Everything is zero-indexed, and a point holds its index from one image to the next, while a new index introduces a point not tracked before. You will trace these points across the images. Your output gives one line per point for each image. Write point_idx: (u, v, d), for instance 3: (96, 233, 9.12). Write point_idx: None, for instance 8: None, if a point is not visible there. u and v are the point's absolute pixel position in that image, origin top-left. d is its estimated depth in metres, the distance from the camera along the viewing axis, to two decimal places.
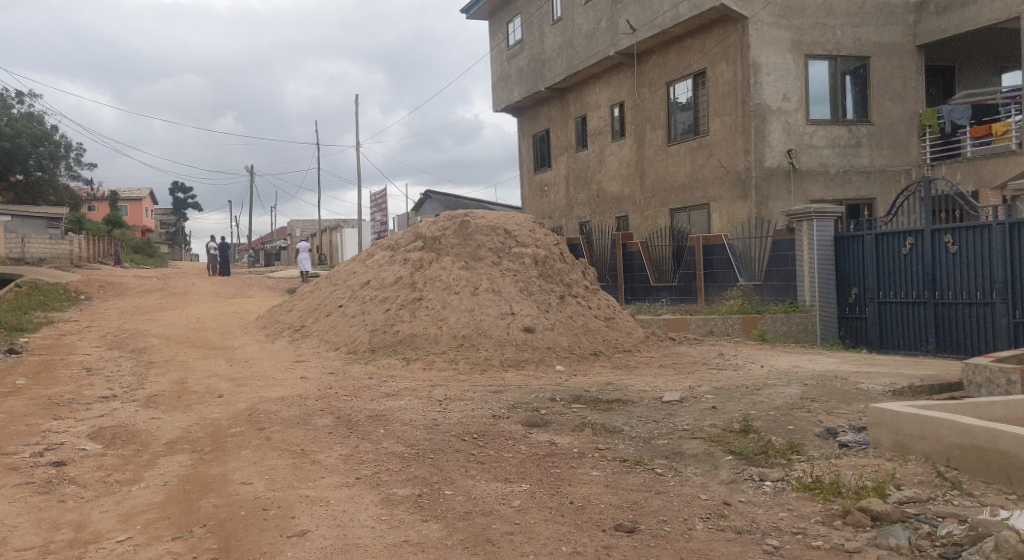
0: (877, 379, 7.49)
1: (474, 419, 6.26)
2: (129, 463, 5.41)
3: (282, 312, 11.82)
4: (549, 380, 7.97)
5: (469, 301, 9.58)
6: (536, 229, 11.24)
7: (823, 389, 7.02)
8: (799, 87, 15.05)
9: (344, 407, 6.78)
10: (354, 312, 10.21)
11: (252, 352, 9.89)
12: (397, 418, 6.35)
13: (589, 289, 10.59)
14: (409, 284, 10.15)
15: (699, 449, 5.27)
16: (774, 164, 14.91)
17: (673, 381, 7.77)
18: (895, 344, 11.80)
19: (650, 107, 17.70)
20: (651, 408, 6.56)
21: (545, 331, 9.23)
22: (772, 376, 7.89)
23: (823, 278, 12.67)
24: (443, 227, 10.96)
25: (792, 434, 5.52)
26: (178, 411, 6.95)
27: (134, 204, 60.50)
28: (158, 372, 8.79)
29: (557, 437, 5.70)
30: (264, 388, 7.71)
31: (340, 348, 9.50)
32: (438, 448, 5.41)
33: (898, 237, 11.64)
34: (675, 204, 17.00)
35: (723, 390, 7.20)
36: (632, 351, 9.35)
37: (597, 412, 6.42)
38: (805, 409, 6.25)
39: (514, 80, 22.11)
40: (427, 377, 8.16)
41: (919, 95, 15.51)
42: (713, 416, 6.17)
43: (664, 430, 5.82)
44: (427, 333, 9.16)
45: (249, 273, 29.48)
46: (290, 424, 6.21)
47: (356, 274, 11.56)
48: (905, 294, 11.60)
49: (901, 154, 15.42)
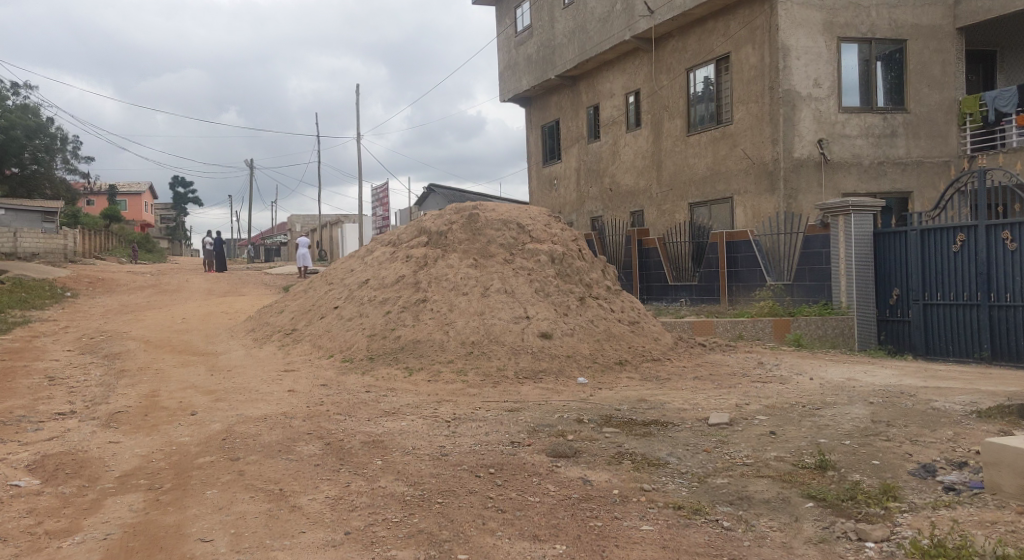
0: (952, 396, 6.45)
1: (488, 447, 5.25)
2: (68, 506, 4.41)
3: (272, 315, 10.81)
4: (571, 395, 6.94)
5: (479, 303, 8.57)
6: (551, 223, 10.22)
7: (896, 410, 5.97)
8: (831, 72, 14.02)
9: (335, 429, 5.78)
10: (350, 315, 9.22)
11: (237, 360, 8.88)
12: (397, 445, 5.35)
13: (610, 289, 9.57)
14: (412, 284, 9.15)
15: (769, 493, 4.25)
16: (804, 154, 13.90)
17: (716, 398, 6.75)
18: (943, 351, 10.72)
19: (668, 94, 16.66)
20: (699, 434, 5.53)
21: (564, 338, 8.24)
22: (827, 392, 6.86)
23: (861, 278, 11.64)
24: (449, 221, 9.95)
25: (881, 472, 4.48)
26: (141, 433, 5.94)
27: (135, 199, 59.50)
28: (129, 383, 7.80)
29: (591, 473, 4.70)
30: (246, 404, 6.71)
31: (334, 356, 8.51)
32: (447, 488, 4.42)
33: (947, 233, 10.59)
34: (695, 197, 15.97)
35: (777, 411, 6.18)
36: (661, 360, 8.33)
37: (633, 439, 5.42)
38: (883, 437, 5.23)
39: (522, 69, 21.05)
40: (433, 391, 7.15)
41: (958, 81, 14.42)
42: (775, 446, 5.14)
43: (720, 464, 4.81)
44: (433, 339, 8.17)
45: (247, 269, 28.48)
46: (270, 453, 5.22)
47: (354, 272, 10.54)
48: (955, 295, 10.54)
49: (940, 145, 14.34)
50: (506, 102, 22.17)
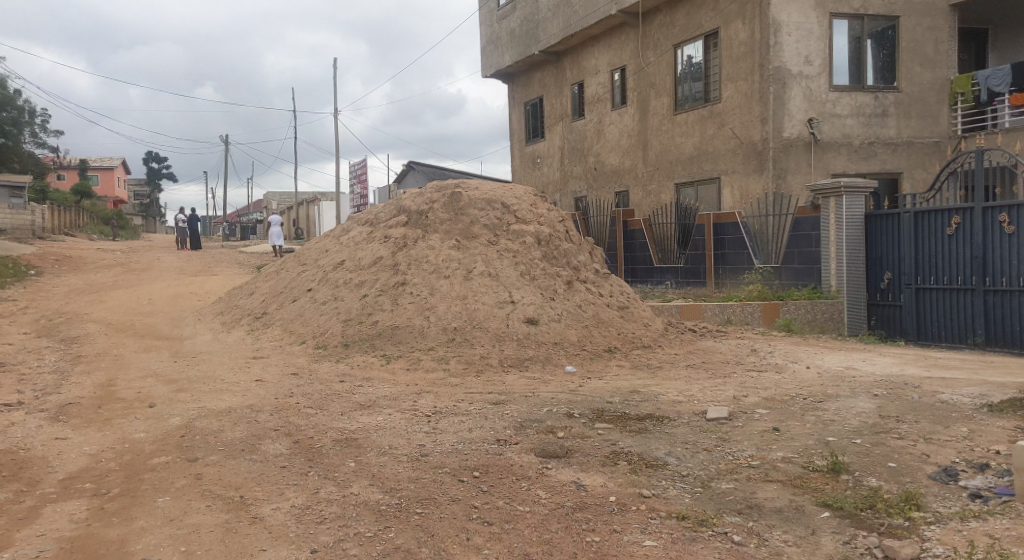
0: (960, 388, 6.11)
1: (472, 446, 4.84)
2: (1, 516, 3.94)
3: (243, 297, 10.27)
4: (558, 386, 6.54)
5: (461, 288, 8.12)
6: (536, 203, 9.75)
7: (904, 404, 5.62)
8: (822, 49, 13.61)
9: (305, 425, 5.33)
10: (324, 298, 8.74)
11: (203, 345, 8.37)
12: (371, 444, 4.91)
13: (599, 272, 9.15)
14: (391, 266, 8.67)
15: (781, 502, 3.88)
16: (794, 134, 13.55)
17: (712, 389, 6.36)
18: (936, 336, 10.44)
19: (654, 71, 16.19)
20: (697, 431, 5.15)
21: (551, 324, 7.83)
22: (828, 383, 6.50)
23: (853, 262, 11.33)
24: (430, 199, 9.44)
25: (899, 476, 4.13)
26: (92, 428, 5.45)
27: (106, 173, 58.00)
28: (84, 371, 7.28)
29: (584, 477, 4.33)
30: (210, 396, 6.22)
31: (306, 342, 8.02)
32: (427, 496, 4.04)
33: (941, 215, 10.29)
34: (682, 177, 15.57)
35: (778, 405, 5.81)
36: (652, 348, 7.94)
37: (628, 436, 5.04)
38: (895, 434, 4.88)
39: (505, 44, 20.46)
40: (412, 381, 6.72)
41: (951, 59, 14.07)
42: (780, 444, 4.77)
43: (724, 465, 4.42)
44: (412, 325, 7.71)
45: (220, 248, 27.73)
46: (232, 453, 4.76)
47: (329, 253, 10.03)
48: (949, 280, 10.25)
49: (931, 125, 14.00)
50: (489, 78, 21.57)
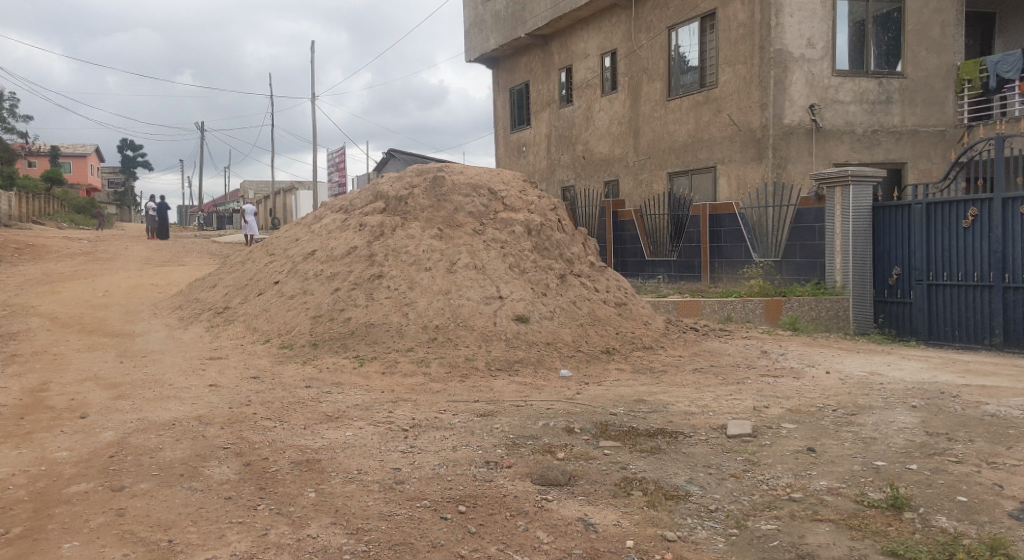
0: (1006, 399, 5.43)
1: (456, 470, 4.08)
2: None
3: (204, 290, 9.42)
4: (553, 393, 5.78)
5: (444, 281, 7.34)
6: (526, 189, 8.99)
7: (950, 419, 4.92)
8: (825, 31, 12.91)
9: (260, 442, 4.54)
10: (292, 292, 7.93)
11: (155, 344, 7.52)
12: (336, 467, 4.13)
13: (594, 266, 8.39)
14: (366, 257, 7.88)
15: (837, 550, 3.15)
16: (794, 121, 12.86)
17: (728, 399, 5.63)
18: (949, 336, 9.80)
19: (647, 55, 15.44)
20: (719, 451, 4.41)
21: (543, 322, 7.08)
22: (855, 392, 5.80)
23: (860, 256, 10.64)
24: (410, 184, 8.64)
25: (973, 513, 3.42)
26: (6, 446, 4.61)
27: (79, 161, 56.39)
28: (15, 373, 6.42)
29: (593, 513, 3.57)
30: (154, 405, 5.40)
31: (270, 341, 7.21)
32: (403, 540, 3.28)
33: (956, 207, 9.64)
34: (675, 166, 14.84)
35: (805, 418, 5.09)
36: (654, 350, 7.19)
37: (638, 457, 4.30)
38: (953, 455, 4.18)
39: (490, 27, 19.62)
40: (388, 387, 5.93)
41: (957, 44, 13.47)
42: (820, 469, 4.05)
43: (759, 498, 3.70)
44: (389, 323, 6.92)
45: (194, 237, 26.74)
46: (167, 480, 3.94)
47: (299, 242, 9.20)
48: (964, 276, 9.60)
49: (937, 113, 13.38)
50: (472, 63, 20.76)
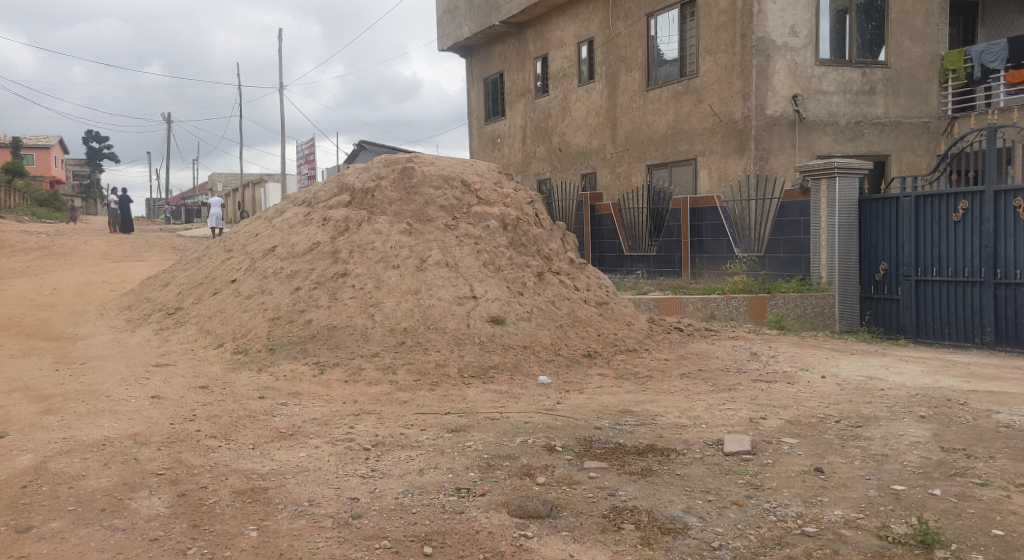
0: (1018, 408, 5.03)
1: (423, 500, 3.57)
2: None
3: (156, 289, 8.79)
4: (531, 403, 5.30)
5: (413, 280, 6.82)
6: (501, 181, 8.48)
7: (964, 432, 4.51)
8: (809, 19, 12.52)
9: (200, 467, 4.00)
10: (250, 292, 7.35)
11: (99, 348, 6.91)
12: (285, 498, 3.61)
13: (573, 262, 7.90)
14: (329, 254, 7.31)
15: None
16: (777, 112, 12.48)
17: (721, 408, 5.18)
18: (938, 334, 9.47)
19: (625, 43, 14.98)
20: (717, 473, 3.95)
21: (519, 324, 6.58)
22: (856, 400, 5.37)
23: (846, 250, 10.27)
24: (377, 175, 8.09)
25: (1013, 550, 2.99)
26: None
27: (42, 153, 54.79)
28: None
29: (579, 553, 3.09)
30: (85, 421, 4.83)
31: (224, 345, 6.64)
32: None
33: (945, 200, 9.29)
34: (654, 158, 14.41)
35: (807, 431, 4.65)
36: (638, 353, 6.73)
37: (627, 481, 3.83)
38: (976, 477, 3.75)
39: (463, 14, 19.04)
40: (349, 397, 5.40)
41: (941, 33, 13.19)
42: (835, 494, 3.60)
43: (769, 532, 3.24)
44: (353, 326, 6.38)
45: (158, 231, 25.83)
46: (86, 517, 3.40)
47: (259, 237, 8.60)
48: (954, 271, 9.26)
49: (920, 104, 13.08)
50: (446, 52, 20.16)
